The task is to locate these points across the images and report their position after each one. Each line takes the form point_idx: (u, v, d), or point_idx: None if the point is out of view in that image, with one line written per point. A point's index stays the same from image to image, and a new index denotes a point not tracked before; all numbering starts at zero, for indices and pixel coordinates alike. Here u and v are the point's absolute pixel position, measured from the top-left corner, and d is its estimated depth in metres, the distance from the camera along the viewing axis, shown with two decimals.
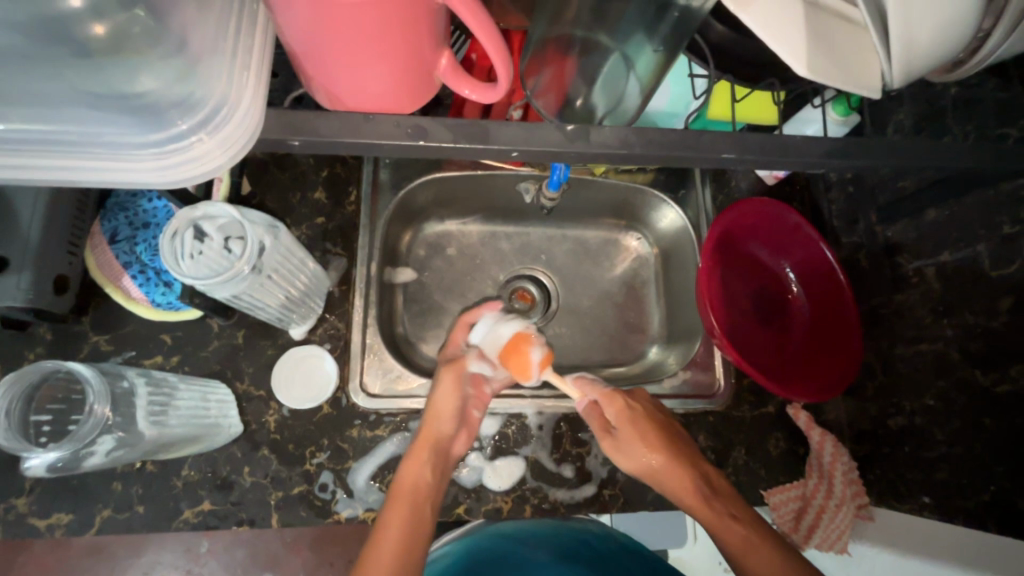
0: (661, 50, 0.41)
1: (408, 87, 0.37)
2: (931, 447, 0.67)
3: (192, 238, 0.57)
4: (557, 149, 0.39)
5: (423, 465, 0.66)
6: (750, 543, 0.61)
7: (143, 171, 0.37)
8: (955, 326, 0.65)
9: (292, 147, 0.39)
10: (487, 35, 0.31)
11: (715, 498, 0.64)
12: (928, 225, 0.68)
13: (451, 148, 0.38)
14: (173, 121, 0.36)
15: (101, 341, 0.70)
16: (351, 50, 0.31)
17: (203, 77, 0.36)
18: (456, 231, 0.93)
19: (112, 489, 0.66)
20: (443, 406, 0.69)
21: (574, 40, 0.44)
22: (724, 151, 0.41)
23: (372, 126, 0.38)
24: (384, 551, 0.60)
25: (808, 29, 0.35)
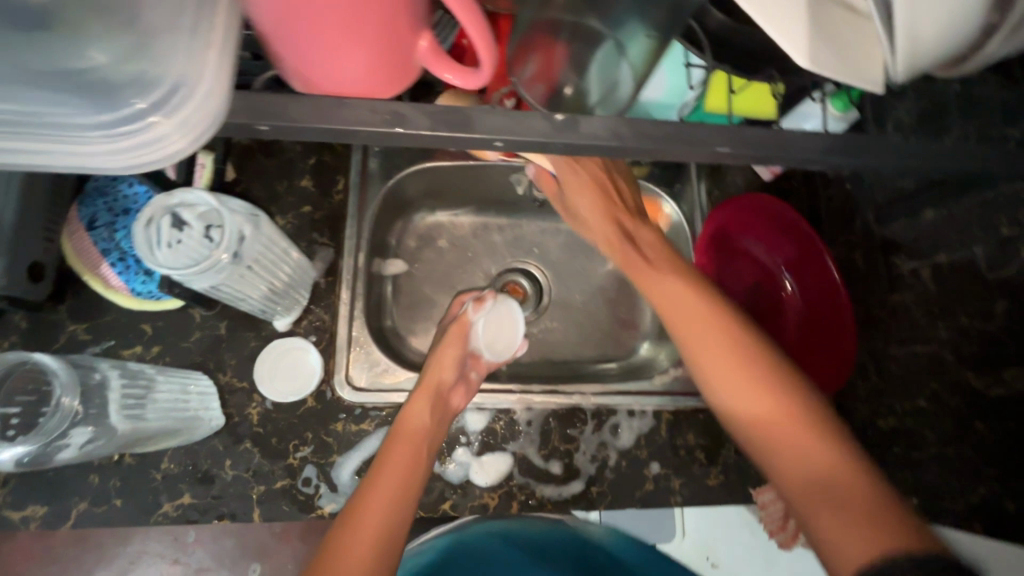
0: (654, 36, 0.40)
1: (385, 71, 0.35)
2: (922, 449, 0.67)
3: (170, 226, 0.55)
4: (543, 140, 0.37)
5: (423, 407, 0.67)
6: (747, 386, 0.55)
7: (94, 156, 0.34)
8: (949, 328, 0.64)
9: (261, 133, 0.36)
10: (469, 16, 0.29)
11: (720, 336, 0.58)
12: (925, 226, 0.67)
13: (430, 137, 0.36)
14: (127, 101, 0.33)
15: (79, 330, 0.69)
16: (324, 29, 0.30)
17: (160, 54, 0.33)
18: (448, 222, 0.92)
19: (89, 482, 0.65)
20: (445, 357, 0.74)
21: (563, 26, 0.41)
22: (720, 146, 0.39)
23: (347, 112, 0.36)
24: (381, 484, 0.59)
25: (810, 18, 0.33)
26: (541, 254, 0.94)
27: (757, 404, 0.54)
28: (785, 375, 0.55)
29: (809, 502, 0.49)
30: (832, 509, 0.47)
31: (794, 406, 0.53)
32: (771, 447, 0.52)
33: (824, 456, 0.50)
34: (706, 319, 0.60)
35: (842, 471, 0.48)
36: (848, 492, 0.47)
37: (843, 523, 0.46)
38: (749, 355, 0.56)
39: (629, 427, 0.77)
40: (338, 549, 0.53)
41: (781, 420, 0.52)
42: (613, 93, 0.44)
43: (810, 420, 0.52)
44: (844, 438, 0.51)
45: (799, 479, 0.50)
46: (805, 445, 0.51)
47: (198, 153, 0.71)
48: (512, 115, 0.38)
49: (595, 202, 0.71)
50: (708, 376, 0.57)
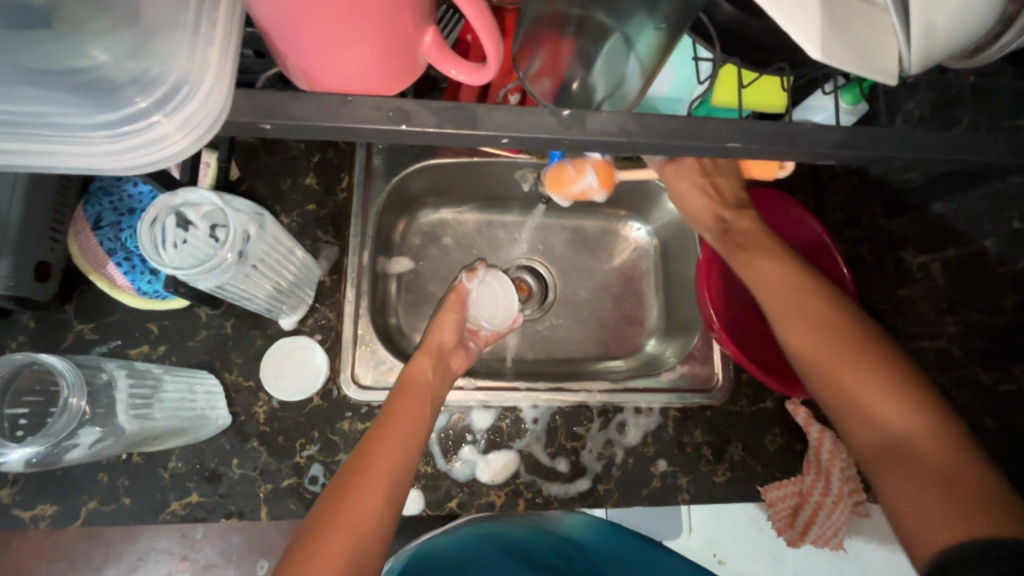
0: (664, 27, 0.39)
1: (388, 70, 0.34)
2: None
3: (175, 226, 0.55)
4: (550, 135, 0.37)
5: (427, 364, 0.72)
6: (832, 350, 0.52)
7: (94, 155, 0.34)
8: (959, 323, 0.63)
9: (264, 130, 0.36)
10: (474, 11, 0.29)
11: (806, 300, 0.55)
12: (936, 219, 0.66)
13: (434, 133, 0.36)
14: (127, 100, 0.32)
15: (85, 330, 0.69)
16: (326, 25, 0.29)
17: (160, 53, 0.32)
18: (452, 219, 0.91)
19: (97, 481, 0.65)
20: (446, 321, 0.79)
21: (569, 19, 0.41)
22: (728, 140, 0.39)
23: (350, 110, 0.36)
24: (389, 435, 0.61)
25: (822, 9, 0.32)
26: (545, 251, 0.93)
27: (843, 369, 0.51)
28: (872, 339, 0.52)
29: (886, 466, 0.48)
30: (908, 477, 0.46)
31: (880, 368, 0.50)
32: (848, 411, 0.51)
33: (909, 422, 0.48)
34: (795, 285, 0.56)
35: (927, 439, 0.47)
36: (928, 459, 0.46)
37: (920, 495, 0.45)
38: (834, 320, 0.53)
39: (636, 425, 0.77)
40: (352, 488, 0.57)
41: (868, 386, 0.50)
42: (619, 87, 0.42)
43: (897, 385, 0.49)
44: (932, 403, 0.48)
45: (877, 444, 0.49)
46: (888, 409, 0.49)
47: (203, 151, 0.72)
48: (515, 109, 0.37)
49: (697, 190, 0.68)
50: (791, 339, 0.55)
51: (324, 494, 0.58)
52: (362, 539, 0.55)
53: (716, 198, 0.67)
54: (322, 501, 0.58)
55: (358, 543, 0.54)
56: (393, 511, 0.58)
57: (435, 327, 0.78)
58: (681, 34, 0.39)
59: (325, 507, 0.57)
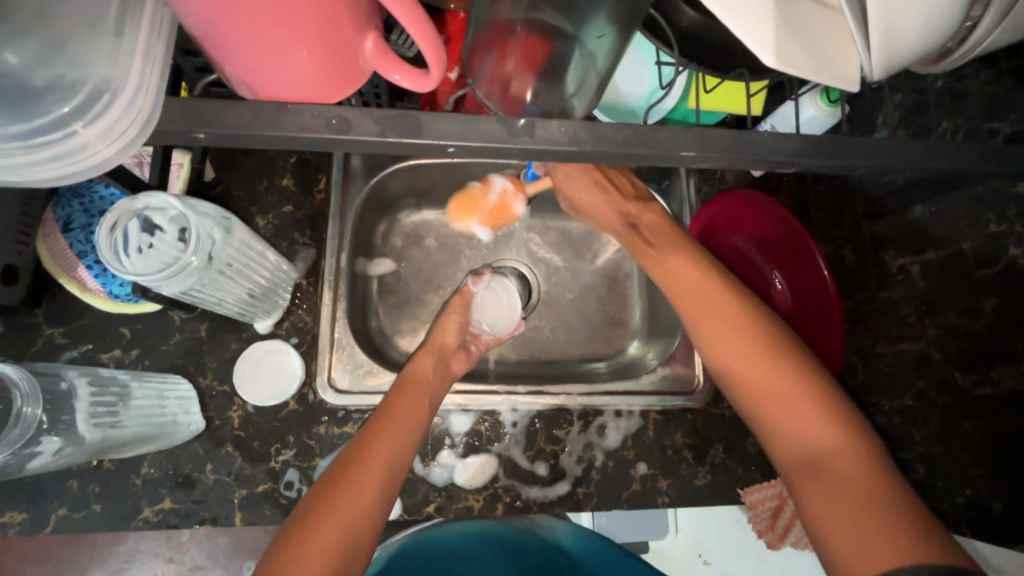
0: (607, 35, 0.37)
1: (333, 76, 0.34)
2: (909, 447, 0.67)
3: (140, 230, 0.54)
4: (498, 145, 0.36)
5: (429, 362, 0.71)
6: (759, 366, 0.55)
7: (6, 168, 0.31)
8: (937, 325, 0.63)
9: (199, 139, 0.36)
10: (412, 21, 0.28)
11: (731, 314, 0.58)
12: (914, 222, 0.66)
13: (378, 142, 0.36)
14: (43, 107, 0.31)
15: (56, 334, 0.68)
16: (259, 31, 0.28)
17: (79, 56, 0.32)
18: (435, 220, 0.90)
19: (67, 487, 0.64)
20: (449, 322, 0.78)
21: (516, 22, 0.40)
22: (685, 149, 0.38)
23: (288, 118, 0.35)
24: (389, 427, 0.60)
25: (777, 16, 0.32)
26: (529, 251, 0.92)
27: (769, 385, 0.54)
28: (792, 354, 0.55)
29: (805, 480, 0.50)
30: (821, 489, 0.49)
31: (805, 386, 0.53)
32: (775, 424, 0.54)
33: (827, 437, 0.51)
34: (724, 302, 0.59)
35: (843, 454, 0.49)
36: (836, 467, 0.49)
37: (828, 503, 0.48)
38: (762, 335, 0.56)
39: (617, 428, 0.76)
40: (349, 476, 0.55)
41: (790, 402, 0.53)
42: (582, 86, 0.41)
43: (819, 402, 0.52)
44: (850, 421, 0.51)
45: (792, 454, 0.52)
46: (808, 423, 0.52)
47: (174, 153, 0.70)
48: (465, 119, 0.37)
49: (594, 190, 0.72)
50: (722, 355, 0.58)
51: (318, 483, 0.56)
52: (356, 526, 0.52)
53: (619, 197, 0.72)
54: (315, 490, 0.55)
55: (351, 531, 0.52)
56: (387, 503, 0.56)
57: (436, 330, 0.77)
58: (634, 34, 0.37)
59: (318, 495, 0.54)
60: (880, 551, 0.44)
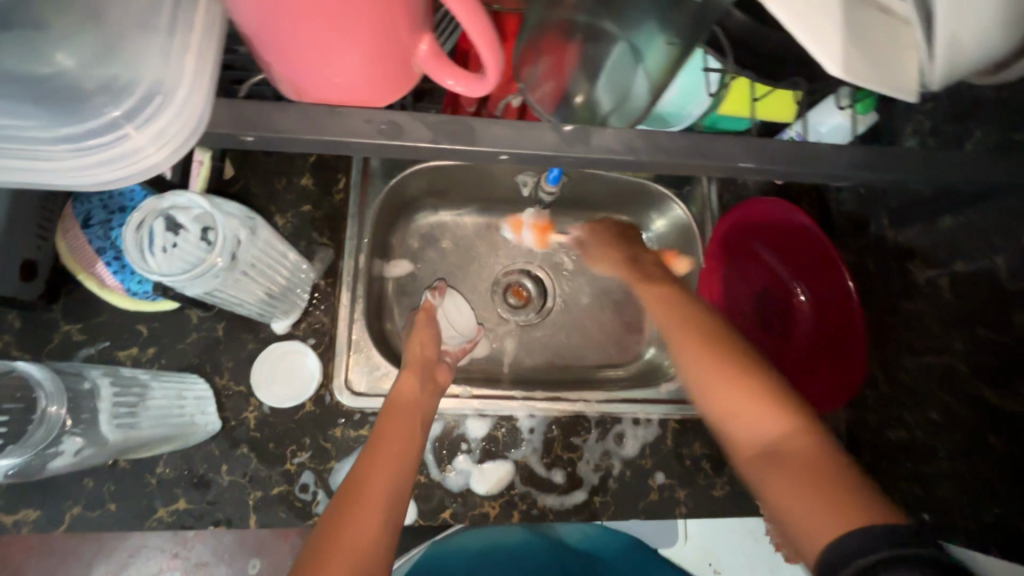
0: (677, 45, 0.36)
1: (382, 80, 0.33)
2: (932, 462, 0.65)
3: (165, 229, 0.54)
4: (553, 153, 0.37)
5: (414, 382, 0.68)
6: (711, 362, 0.50)
7: (60, 171, 0.33)
8: (965, 339, 0.61)
9: (247, 142, 0.36)
10: (472, 17, 0.27)
11: (686, 311, 0.56)
12: (945, 234, 0.64)
13: (430, 147, 0.36)
14: (96, 110, 0.32)
15: (73, 331, 0.67)
16: (313, 35, 0.28)
17: (133, 60, 0.32)
18: (451, 222, 0.90)
19: (82, 486, 0.63)
20: (424, 334, 0.75)
21: (577, 27, 0.38)
22: (742, 160, 0.38)
23: (338, 120, 0.35)
24: (384, 453, 0.58)
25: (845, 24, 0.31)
26: (546, 254, 0.91)
27: (721, 380, 0.49)
28: (742, 347, 0.52)
29: (766, 474, 0.45)
30: (780, 477, 0.44)
31: (755, 376, 0.49)
32: (722, 413, 0.49)
33: (779, 421, 0.46)
34: (677, 310, 0.57)
35: (797, 439, 0.45)
36: (793, 453, 0.44)
37: (789, 490, 0.43)
38: (713, 333, 0.53)
39: (634, 436, 0.75)
40: (352, 505, 0.54)
41: (743, 397, 0.48)
42: (626, 96, 0.40)
43: (769, 388, 0.48)
44: (801, 406, 0.47)
45: (748, 444, 0.47)
46: (760, 410, 0.47)
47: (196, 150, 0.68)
48: (517, 125, 0.37)
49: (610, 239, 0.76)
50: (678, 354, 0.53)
51: (319, 525, 0.53)
52: (365, 556, 0.50)
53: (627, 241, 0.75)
54: (315, 536, 0.52)
55: (362, 560, 0.50)
56: (395, 525, 0.54)
57: (413, 341, 0.74)
58: (695, 47, 0.37)
59: (320, 537, 0.52)
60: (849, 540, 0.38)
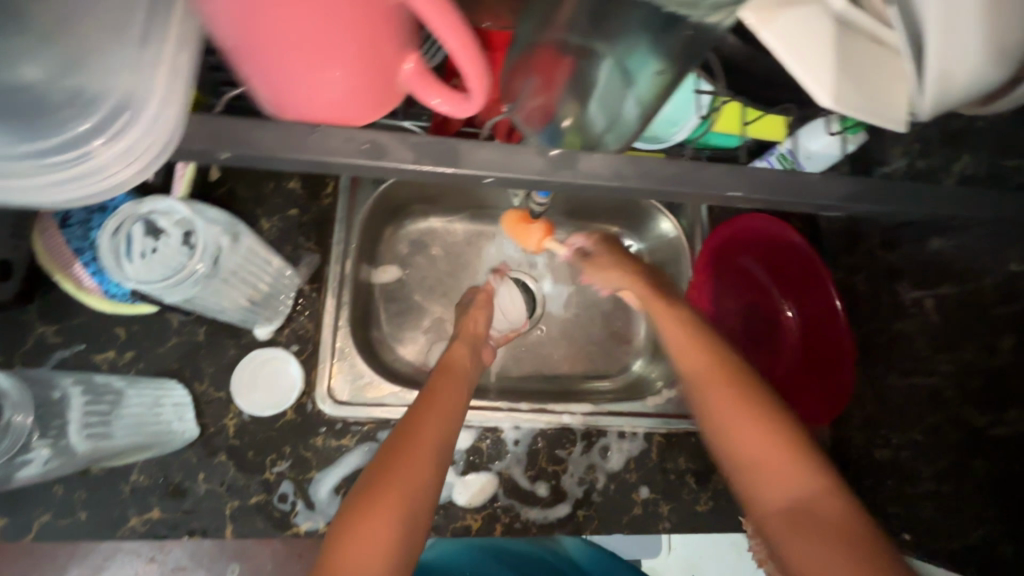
0: (667, 74, 0.34)
1: (366, 100, 0.33)
2: (918, 483, 0.65)
3: (144, 235, 0.52)
4: (539, 178, 0.37)
5: (465, 352, 0.70)
6: (740, 415, 0.51)
7: (16, 185, 0.32)
8: (952, 361, 0.61)
9: (221, 159, 0.36)
10: (460, 36, 0.26)
11: (708, 357, 0.56)
12: (933, 256, 0.64)
13: (412, 169, 0.36)
14: (62, 125, 0.33)
15: (48, 333, 0.65)
16: (298, 52, 0.27)
17: (107, 78, 0.33)
18: (441, 228, 0.89)
19: (53, 493, 0.62)
20: (477, 313, 0.76)
21: (568, 47, 0.35)
22: (732, 190, 0.39)
23: (319, 139, 0.35)
24: (434, 407, 0.59)
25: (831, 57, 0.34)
26: (537, 262, 0.91)
27: (748, 435, 0.50)
28: (769, 402, 0.52)
29: (788, 530, 0.45)
30: (813, 546, 0.43)
31: (783, 437, 0.49)
32: (749, 471, 0.49)
33: (808, 485, 0.46)
34: (704, 352, 0.57)
35: (826, 506, 0.45)
36: (826, 521, 0.44)
37: (819, 561, 0.43)
38: (740, 381, 0.53)
39: (619, 449, 0.75)
40: (402, 452, 0.53)
41: (773, 460, 0.48)
42: (617, 120, 0.39)
43: (797, 449, 0.48)
44: (830, 471, 0.47)
45: (778, 506, 0.47)
46: (789, 472, 0.47)
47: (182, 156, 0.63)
48: (503, 149, 0.37)
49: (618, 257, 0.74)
50: (706, 404, 0.53)
51: (371, 461, 0.54)
52: (411, 503, 0.50)
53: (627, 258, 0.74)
54: (370, 469, 0.53)
55: (410, 502, 0.50)
56: (438, 474, 0.54)
57: (464, 321, 0.75)
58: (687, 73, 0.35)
59: (372, 472, 0.52)
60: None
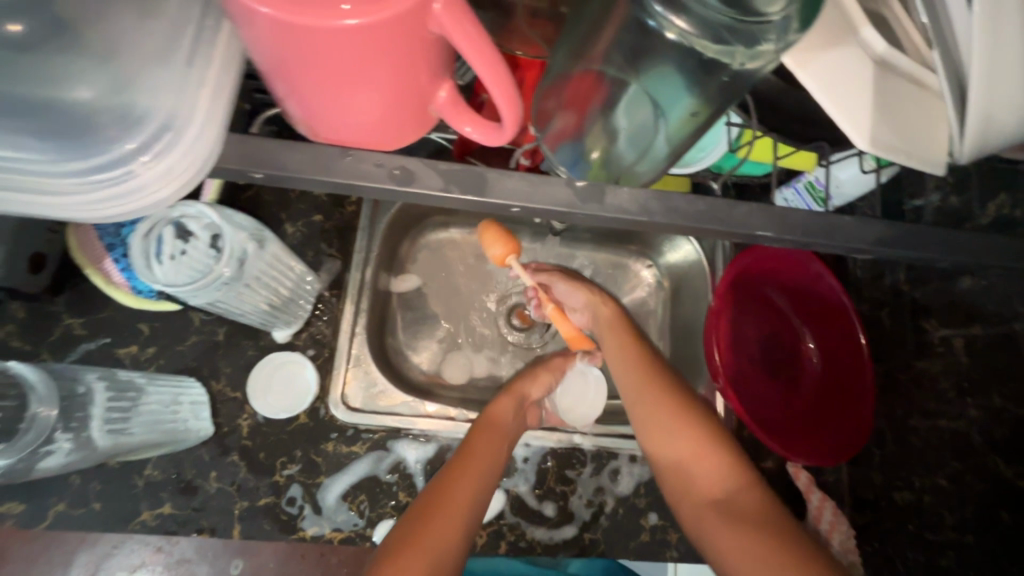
0: (702, 115, 0.35)
1: (401, 125, 0.33)
2: (938, 529, 0.63)
3: (176, 238, 0.55)
4: (566, 209, 0.37)
5: (509, 407, 0.69)
6: (672, 423, 0.62)
7: (61, 204, 0.34)
8: (979, 406, 0.60)
9: (253, 178, 0.37)
10: (495, 76, 0.27)
11: (646, 376, 0.66)
12: (960, 295, 0.63)
13: (441, 195, 0.36)
14: (105, 146, 0.33)
15: (74, 325, 0.67)
16: (337, 79, 0.28)
17: (150, 94, 0.34)
18: (461, 239, 0.89)
19: (68, 482, 0.63)
20: (540, 372, 0.76)
21: (606, 78, 0.37)
22: (760, 229, 0.39)
23: (348, 163, 0.36)
24: (471, 467, 0.60)
25: (870, 103, 0.35)
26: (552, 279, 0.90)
27: (678, 441, 0.61)
28: (697, 411, 0.63)
29: (714, 515, 0.56)
30: (732, 527, 0.54)
31: (709, 441, 0.60)
32: (685, 469, 0.60)
33: (730, 478, 0.58)
34: (641, 370, 0.67)
35: (743, 492, 0.56)
36: (744, 505, 0.55)
37: (737, 536, 0.53)
38: (675, 394, 0.64)
39: (630, 473, 0.73)
40: (427, 518, 0.54)
41: (703, 463, 0.59)
42: (647, 150, 0.39)
43: (721, 448, 0.60)
44: (749, 467, 0.59)
45: (708, 497, 0.57)
46: (715, 470, 0.58)
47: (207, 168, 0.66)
48: (532, 179, 0.37)
49: (577, 289, 0.79)
50: (646, 420, 0.64)
51: (410, 513, 0.55)
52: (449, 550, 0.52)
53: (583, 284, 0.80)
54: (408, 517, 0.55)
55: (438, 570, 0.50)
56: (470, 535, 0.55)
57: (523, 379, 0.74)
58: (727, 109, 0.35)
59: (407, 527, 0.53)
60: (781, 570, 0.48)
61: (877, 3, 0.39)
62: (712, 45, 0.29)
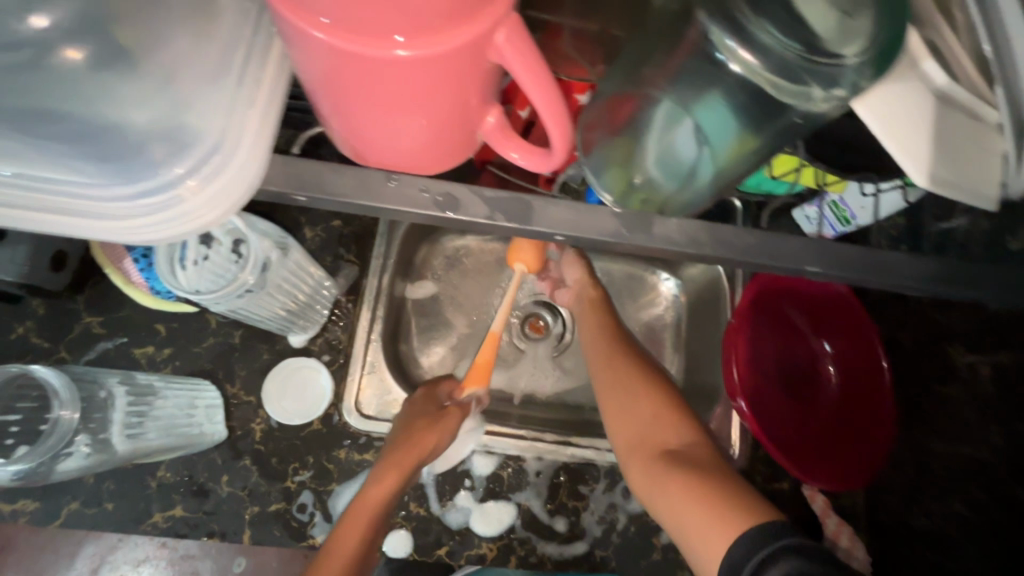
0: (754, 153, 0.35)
1: (444, 151, 0.33)
2: (956, 559, 0.61)
3: (199, 244, 0.57)
4: (612, 240, 0.37)
5: (388, 487, 0.58)
6: (636, 390, 0.65)
7: (114, 227, 0.34)
8: (1004, 434, 0.56)
9: (296, 200, 0.37)
10: (552, 105, 0.28)
11: (613, 349, 0.70)
12: (989, 317, 0.58)
13: (485, 223, 0.36)
14: (153, 170, 0.33)
15: (93, 324, 0.67)
16: (389, 104, 0.28)
17: (200, 117, 0.34)
18: (476, 246, 0.88)
19: (83, 481, 0.63)
20: (436, 427, 0.63)
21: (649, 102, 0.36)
22: (808, 263, 0.38)
23: (392, 189, 0.36)
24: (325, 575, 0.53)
25: (929, 138, 0.35)
26: None
27: (639, 406, 0.64)
28: (658, 380, 0.66)
29: (663, 469, 0.57)
30: (678, 479, 0.55)
31: (667, 406, 0.63)
32: (643, 430, 0.62)
33: (684, 438, 0.60)
34: (612, 344, 0.71)
35: (696, 450, 0.59)
36: (696, 459, 0.58)
37: (684, 486, 0.54)
38: (640, 368, 0.67)
39: None
40: None
41: (659, 424, 0.62)
42: (689, 181, 0.38)
43: (679, 414, 0.63)
44: (704, 429, 0.62)
45: (659, 453, 0.59)
46: (672, 430, 0.61)
47: None
48: (576, 208, 0.37)
49: (574, 270, 0.78)
50: (609, 386, 0.67)
51: None
52: None
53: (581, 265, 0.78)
54: None
55: None
56: None
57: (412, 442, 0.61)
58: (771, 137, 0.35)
59: None
60: (728, 540, 0.48)
61: (926, 26, 0.38)
62: (788, 85, 0.30)
